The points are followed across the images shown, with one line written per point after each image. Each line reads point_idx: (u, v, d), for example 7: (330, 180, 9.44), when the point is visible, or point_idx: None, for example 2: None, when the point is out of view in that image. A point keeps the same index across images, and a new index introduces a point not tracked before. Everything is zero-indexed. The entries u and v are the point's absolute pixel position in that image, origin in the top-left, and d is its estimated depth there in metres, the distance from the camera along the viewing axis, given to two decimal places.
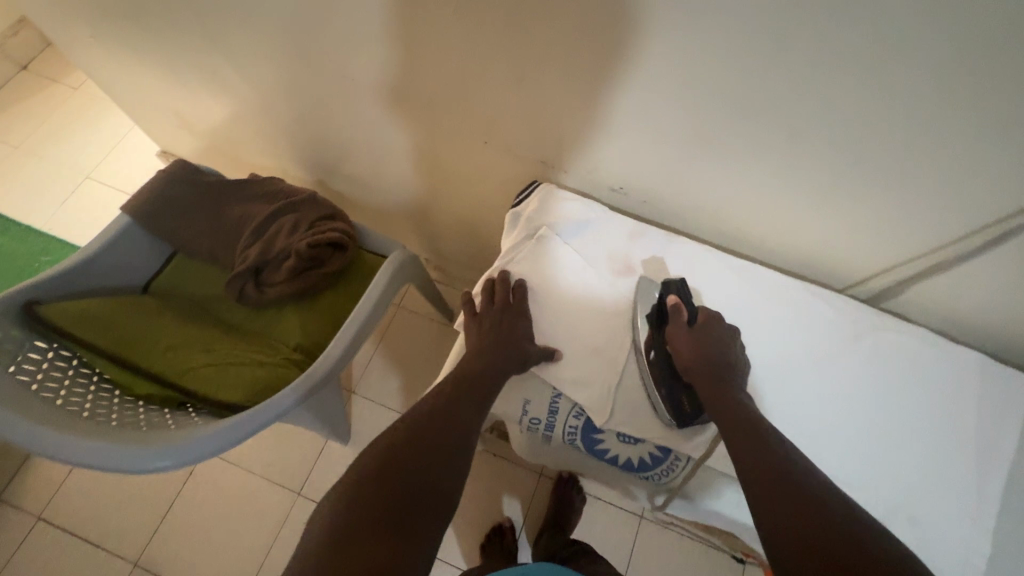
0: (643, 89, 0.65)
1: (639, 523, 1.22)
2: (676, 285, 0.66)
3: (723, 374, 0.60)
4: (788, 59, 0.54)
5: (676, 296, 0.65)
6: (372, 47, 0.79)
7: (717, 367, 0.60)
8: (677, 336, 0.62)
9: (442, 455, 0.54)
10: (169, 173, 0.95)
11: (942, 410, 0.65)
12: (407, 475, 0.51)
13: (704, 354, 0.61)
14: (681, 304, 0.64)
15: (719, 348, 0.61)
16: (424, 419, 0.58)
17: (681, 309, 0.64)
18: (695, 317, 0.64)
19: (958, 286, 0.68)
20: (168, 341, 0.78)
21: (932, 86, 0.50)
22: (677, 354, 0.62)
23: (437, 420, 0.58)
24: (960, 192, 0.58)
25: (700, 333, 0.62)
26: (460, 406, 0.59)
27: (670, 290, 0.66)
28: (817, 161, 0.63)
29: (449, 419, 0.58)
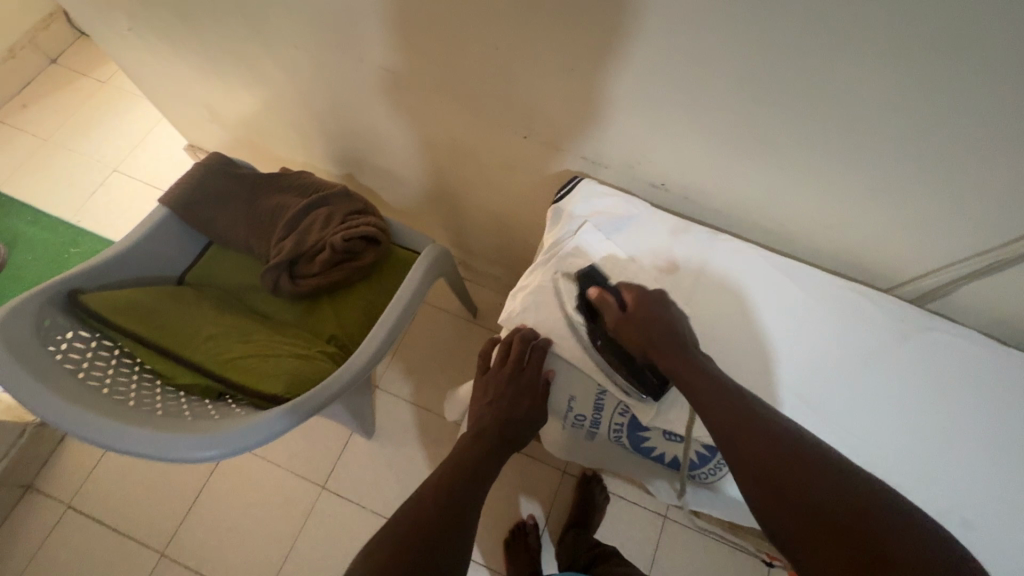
0: (692, 85, 0.64)
1: (663, 523, 1.21)
2: (595, 276, 0.68)
3: (669, 341, 0.61)
4: (850, 55, 0.53)
5: (597, 287, 0.66)
6: (411, 40, 0.78)
7: (661, 337, 0.61)
8: (615, 324, 0.64)
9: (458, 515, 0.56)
10: (205, 166, 0.96)
11: (993, 413, 0.64)
12: (425, 530, 0.53)
13: (644, 331, 0.62)
14: (603, 293, 0.66)
15: (657, 318, 0.63)
16: (439, 480, 0.60)
17: (607, 299, 0.65)
18: (624, 299, 0.66)
19: (1013, 287, 0.67)
20: (207, 332, 0.79)
21: (1002, 83, 0.49)
22: (622, 338, 0.63)
23: (453, 480, 0.60)
24: (1022, 192, 0.57)
25: (635, 315, 0.63)
26: (475, 472, 0.62)
27: (591, 282, 0.68)
28: (872, 160, 0.62)
29: (465, 481, 0.60)
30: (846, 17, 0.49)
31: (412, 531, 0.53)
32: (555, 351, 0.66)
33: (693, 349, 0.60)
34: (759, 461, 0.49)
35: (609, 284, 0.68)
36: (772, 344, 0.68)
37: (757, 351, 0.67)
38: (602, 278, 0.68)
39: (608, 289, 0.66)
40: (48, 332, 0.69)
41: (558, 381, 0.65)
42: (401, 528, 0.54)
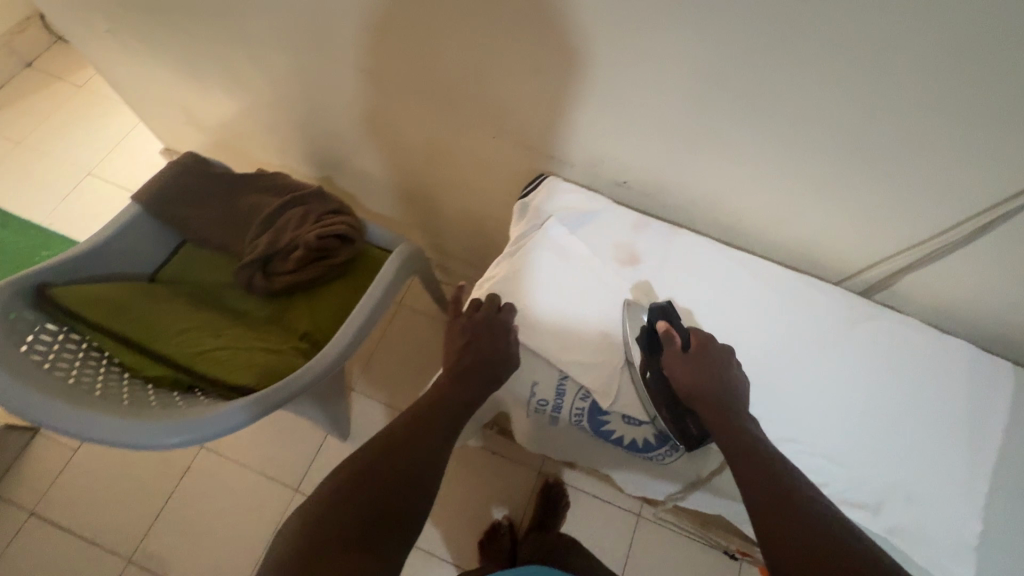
0: (649, 84, 0.67)
1: (637, 521, 1.23)
2: (667, 311, 0.67)
3: (719, 398, 0.61)
4: (788, 55, 0.57)
5: (667, 323, 0.66)
6: (385, 41, 0.81)
7: (714, 393, 0.61)
8: (671, 363, 0.63)
9: (405, 479, 0.57)
10: (180, 164, 0.96)
11: (934, 393, 0.68)
12: (366, 502, 0.54)
13: (704, 379, 0.61)
14: (671, 330, 0.64)
15: (719, 369, 0.63)
16: (387, 441, 0.60)
17: (673, 336, 0.64)
18: (688, 341, 0.65)
19: (951, 276, 0.71)
20: (178, 325, 0.79)
21: (924, 80, 0.53)
22: (676, 381, 0.63)
23: (404, 442, 0.60)
24: (951, 184, 0.61)
25: (698, 360, 0.63)
26: (428, 430, 0.62)
27: (663, 316, 0.67)
28: (819, 155, 0.66)
29: (415, 440, 0.60)
30: (789, 16, 0.53)
31: (353, 504, 0.53)
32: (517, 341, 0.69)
33: (743, 412, 0.60)
34: (769, 500, 0.52)
35: (680, 323, 0.67)
36: (729, 332, 0.71)
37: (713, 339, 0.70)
38: (675, 316, 0.67)
39: (676, 327, 0.66)
40: (16, 323, 0.69)
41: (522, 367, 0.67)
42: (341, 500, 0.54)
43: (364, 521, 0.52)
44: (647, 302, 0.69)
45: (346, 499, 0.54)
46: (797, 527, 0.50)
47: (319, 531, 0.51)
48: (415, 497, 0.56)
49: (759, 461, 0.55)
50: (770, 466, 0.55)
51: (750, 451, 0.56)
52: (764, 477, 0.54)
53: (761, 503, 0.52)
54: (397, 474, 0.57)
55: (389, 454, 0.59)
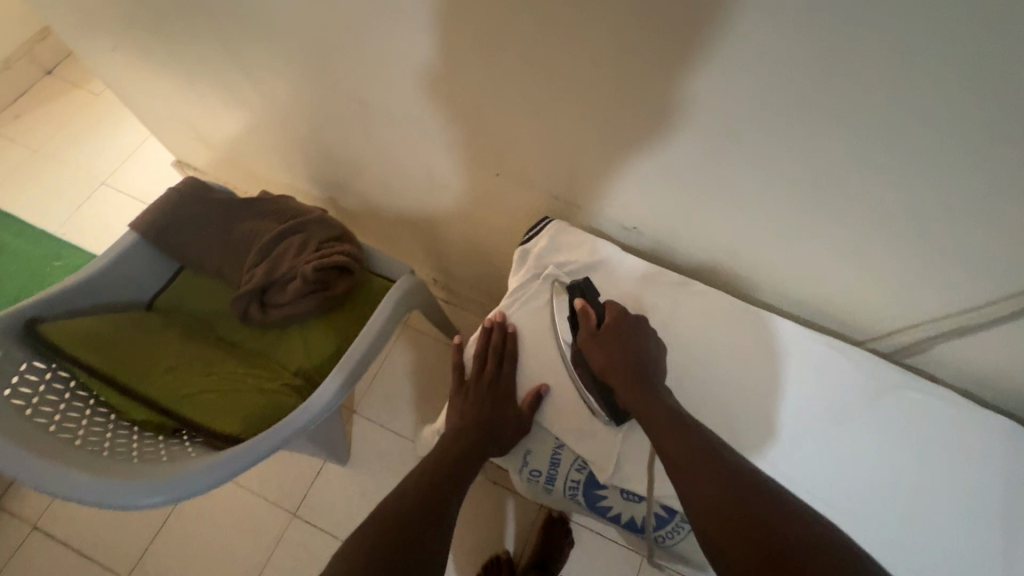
0: (660, 134, 0.62)
1: (641, 563, 1.18)
2: (585, 290, 0.66)
3: (635, 367, 0.59)
4: (813, 114, 0.51)
5: (582, 300, 0.65)
6: (384, 73, 0.77)
7: (631, 364, 0.59)
8: (588, 340, 0.62)
9: (413, 559, 0.50)
10: (179, 191, 0.95)
11: (969, 479, 0.62)
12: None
13: (615, 355, 0.60)
14: (585, 305, 0.64)
15: (631, 342, 0.61)
16: (390, 514, 0.53)
17: (588, 312, 0.63)
18: (603, 316, 0.64)
19: (989, 348, 0.65)
20: (169, 365, 0.78)
21: (971, 151, 0.47)
22: (594, 357, 0.61)
23: (406, 517, 0.54)
24: (1001, 260, 0.54)
25: (608, 335, 0.61)
26: (432, 505, 0.56)
27: (580, 294, 0.66)
28: (844, 217, 0.60)
29: (420, 515, 0.54)
30: (810, 78, 0.48)
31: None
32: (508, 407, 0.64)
33: (663, 386, 0.58)
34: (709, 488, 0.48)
35: (595, 300, 0.65)
36: (739, 400, 0.66)
37: (721, 406, 0.66)
38: (592, 293, 0.66)
39: (591, 303, 0.65)
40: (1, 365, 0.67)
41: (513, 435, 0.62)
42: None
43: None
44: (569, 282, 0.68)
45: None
46: (731, 511, 0.46)
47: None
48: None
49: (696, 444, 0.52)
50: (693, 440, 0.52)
51: (682, 437, 0.52)
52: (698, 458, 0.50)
53: (709, 495, 0.48)
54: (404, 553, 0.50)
55: (394, 529, 0.52)
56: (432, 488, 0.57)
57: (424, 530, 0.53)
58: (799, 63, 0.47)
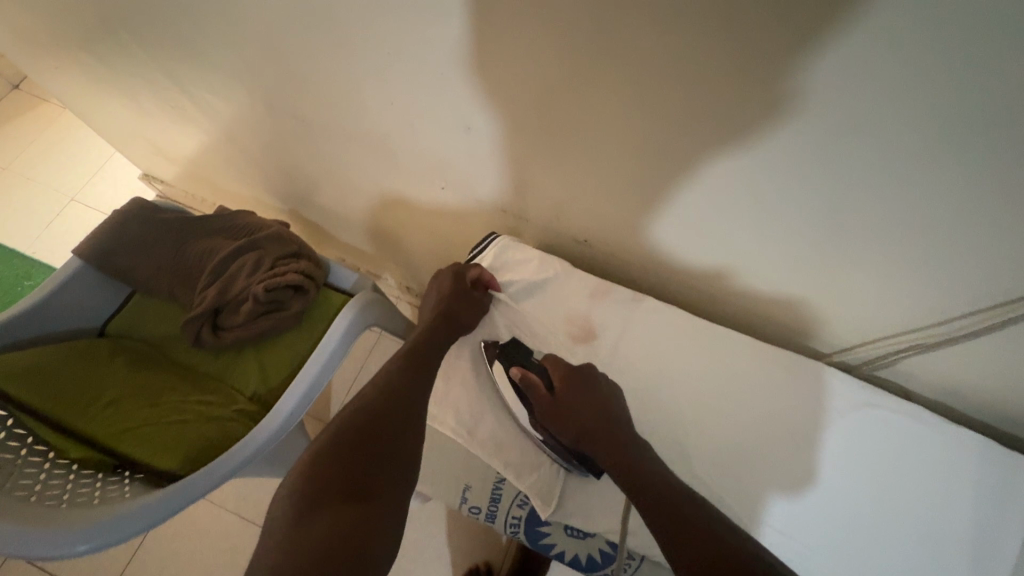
0: (599, 142, 0.58)
1: None
2: (515, 355, 0.61)
3: (603, 425, 0.55)
4: (751, 119, 0.47)
5: (519, 368, 0.60)
6: (321, 88, 0.73)
7: (593, 426, 0.55)
8: (545, 410, 0.57)
9: (381, 476, 0.48)
10: (127, 213, 0.92)
11: (938, 503, 0.60)
12: (345, 502, 0.45)
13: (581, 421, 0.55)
14: (526, 375, 0.59)
15: (585, 402, 0.57)
16: (353, 430, 0.50)
17: (531, 380, 0.59)
18: (550, 379, 0.59)
19: (952, 361, 0.61)
20: (111, 398, 0.76)
21: (918, 156, 0.44)
22: (558, 428, 0.57)
23: (370, 429, 0.50)
24: (958, 269, 0.51)
25: (562, 399, 0.57)
26: (397, 415, 0.53)
27: (513, 362, 0.61)
28: (792, 228, 0.57)
29: (383, 427, 0.51)
30: (741, 83, 0.44)
31: (333, 505, 0.44)
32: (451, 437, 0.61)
33: (635, 442, 0.54)
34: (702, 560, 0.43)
35: (533, 361, 0.61)
36: (690, 423, 0.64)
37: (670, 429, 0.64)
38: (523, 353, 0.62)
39: (530, 368, 0.60)
40: None
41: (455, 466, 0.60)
42: (317, 503, 0.44)
43: (352, 524, 0.43)
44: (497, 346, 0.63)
45: (322, 502, 0.44)
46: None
47: (301, 542, 0.41)
48: (395, 490, 0.48)
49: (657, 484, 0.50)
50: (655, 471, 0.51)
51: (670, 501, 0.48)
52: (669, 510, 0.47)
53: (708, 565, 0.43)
54: (372, 469, 0.48)
55: (359, 445, 0.49)
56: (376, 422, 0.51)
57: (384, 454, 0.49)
58: (726, 68, 0.44)
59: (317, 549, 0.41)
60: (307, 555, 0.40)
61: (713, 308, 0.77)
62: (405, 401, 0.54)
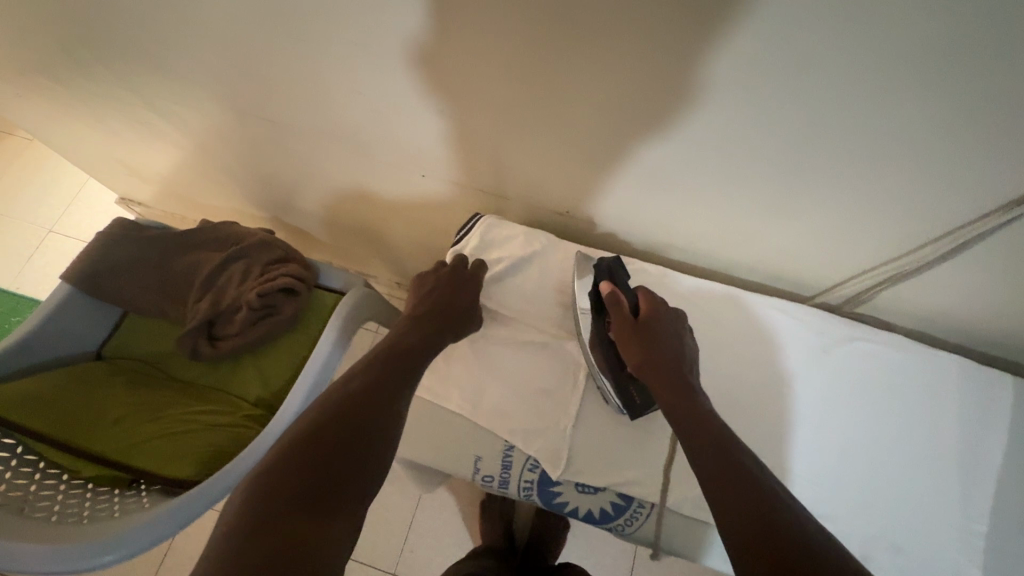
0: (567, 113, 0.59)
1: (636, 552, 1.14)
2: (613, 272, 0.63)
3: (670, 361, 0.56)
4: (714, 75, 0.49)
5: (612, 285, 0.61)
6: (290, 89, 0.74)
7: (667, 361, 0.56)
8: (621, 331, 0.59)
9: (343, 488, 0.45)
10: (108, 236, 0.92)
11: (926, 424, 0.63)
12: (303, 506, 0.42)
13: (651, 347, 0.57)
14: (616, 293, 0.60)
15: (664, 336, 0.58)
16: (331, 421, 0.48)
17: (620, 299, 0.60)
18: (637, 305, 0.61)
19: (929, 288, 0.64)
20: (117, 415, 0.77)
21: (872, 93, 0.45)
22: (625, 347, 0.58)
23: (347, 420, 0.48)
24: (922, 196, 0.54)
25: (645, 323, 0.59)
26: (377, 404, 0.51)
27: (606, 277, 0.62)
28: (763, 179, 0.59)
29: (360, 417, 0.49)
30: (696, 40, 0.45)
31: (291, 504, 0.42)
32: (458, 414, 0.62)
33: (697, 387, 0.55)
34: (737, 487, 0.45)
35: (627, 285, 0.62)
36: None
37: None
38: (621, 277, 0.63)
39: (621, 289, 0.61)
40: None
41: (466, 441, 0.61)
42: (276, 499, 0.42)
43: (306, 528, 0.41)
44: (595, 261, 0.64)
45: (279, 505, 0.42)
46: (751, 501, 0.43)
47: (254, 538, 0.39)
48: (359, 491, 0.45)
49: (699, 414, 0.51)
50: (708, 420, 0.51)
51: (709, 432, 0.50)
52: (713, 447, 0.48)
53: (741, 491, 0.44)
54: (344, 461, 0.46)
55: (321, 451, 0.46)
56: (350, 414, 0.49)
57: (358, 448, 0.47)
58: (681, 30, 0.45)
59: (263, 560, 0.38)
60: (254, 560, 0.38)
61: (697, 265, 0.80)
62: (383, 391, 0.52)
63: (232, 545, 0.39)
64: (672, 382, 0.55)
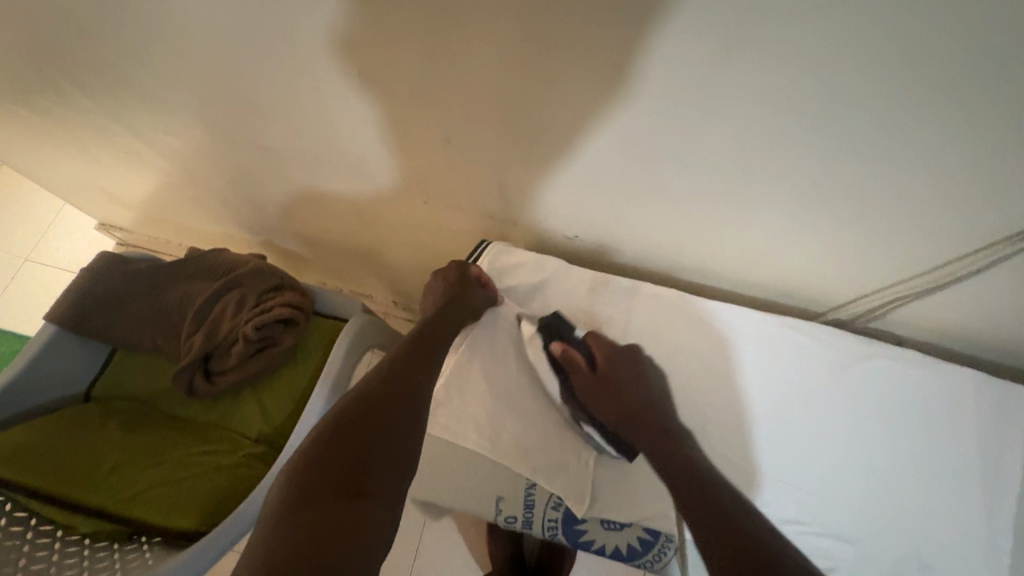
0: (580, 138, 0.58)
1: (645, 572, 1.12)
2: (557, 329, 0.62)
3: (640, 408, 0.56)
4: (736, 100, 0.48)
5: (562, 343, 0.61)
6: (287, 116, 0.71)
7: (642, 414, 0.55)
8: (585, 389, 0.58)
9: (379, 468, 0.45)
10: (94, 271, 0.88)
11: (945, 440, 0.63)
12: (338, 494, 0.43)
13: (616, 397, 0.56)
14: (568, 351, 0.60)
15: (625, 381, 0.57)
16: (362, 407, 0.48)
17: (574, 357, 0.59)
18: (592, 356, 0.60)
19: (943, 305, 0.65)
20: (113, 462, 0.74)
21: (899, 118, 0.45)
22: (594, 405, 0.58)
23: (376, 408, 0.49)
24: (941, 217, 0.54)
25: (605, 375, 0.58)
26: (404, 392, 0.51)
27: (553, 335, 0.62)
28: (783, 203, 0.58)
29: (389, 406, 0.49)
30: (720, 65, 0.44)
31: (325, 492, 0.42)
32: (476, 452, 0.60)
33: (676, 428, 0.54)
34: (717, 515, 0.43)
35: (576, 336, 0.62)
36: (711, 397, 0.66)
37: (690, 411, 0.65)
38: (566, 330, 0.62)
39: (573, 343, 0.61)
40: None
41: (487, 480, 0.60)
42: (310, 488, 0.43)
43: (341, 516, 0.41)
44: (537, 322, 0.63)
45: (314, 495, 0.42)
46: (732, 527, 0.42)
47: (291, 527, 0.40)
48: (393, 477, 0.46)
49: (672, 451, 0.51)
50: (698, 472, 0.48)
51: (685, 467, 0.49)
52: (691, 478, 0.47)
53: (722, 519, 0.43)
54: (376, 447, 0.46)
55: (353, 438, 0.46)
56: (379, 401, 0.50)
57: (389, 434, 0.48)
58: (704, 55, 0.44)
59: (300, 550, 0.39)
60: (292, 550, 0.39)
61: (708, 285, 0.79)
62: (410, 380, 0.53)
63: (268, 536, 0.40)
64: (645, 427, 0.54)
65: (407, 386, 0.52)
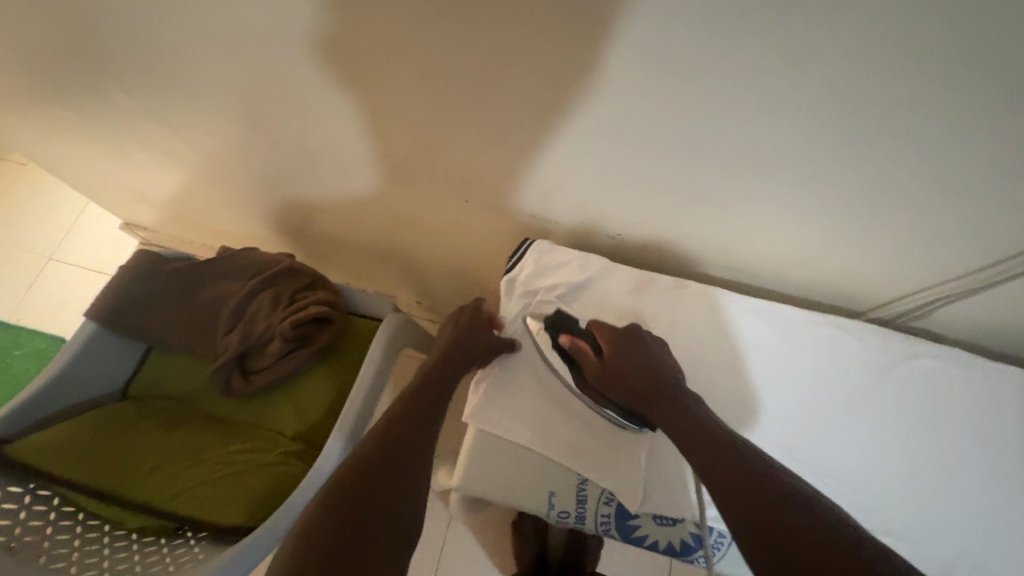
0: (632, 140, 0.58)
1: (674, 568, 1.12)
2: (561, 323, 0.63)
3: (647, 378, 0.57)
4: (798, 103, 0.48)
5: (569, 335, 0.62)
6: (331, 118, 0.72)
7: (652, 384, 0.56)
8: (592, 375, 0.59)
9: (376, 537, 0.46)
10: (128, 271, 0.88)
11: (992, 439, 0.63)
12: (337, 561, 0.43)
13: (624, 373, 0.58)
14: (574, 342, 0.61)
15: (632, 358, 0.58)
16: (364, 469, 0.49)
17: (579, 347, 0.60)
18: (598, 344, 0.61)
19: (990, 303, 0.65)
20: (151, 461, 0.74)
21: (962, 118, 0.46)
22: (604, 386, 0.59)
23: (379, 470, 0.49)
24: (996, 214, 0.54)
25: (609, 360, 0.59)
26: (407, 452, 0.52)
27: (559, 329, 0.63)
28: (834, 202, 0.59)
29: (391, 467, 0.50)
30: (786, 70, 0.45)
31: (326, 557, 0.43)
32: (527, 448, 0.61)
33: (682, 394, 0.55)
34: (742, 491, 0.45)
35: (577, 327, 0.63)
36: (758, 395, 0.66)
37: (737, 408, 0.65)
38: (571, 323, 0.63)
39: (578, 335, 0.62)
40: None
41: (538, 476, 0.60)
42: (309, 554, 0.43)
43: None
44: (544, 318, 0.65)
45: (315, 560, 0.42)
46: (758, 502, 0.44)
47: None
48: (389, 547, 0.46)
49: (693, 421, 0.52)
50: (716, 440, 0.50)
51: (708, 437, 0.50)
52: (712, 451, 0.49)
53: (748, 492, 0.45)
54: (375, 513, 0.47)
55: (353, 503, 0.46)
56: (381, 461, 0.50)
57: (387, 500, 0.48)
58: (771, 59, 0.44)
59: None
60: None
61: (747, 284, 0.79)
62: (412, 438, 0.53)
63: None
64: (653, 396, 0.55)
65: (410, 445, 0.52)
